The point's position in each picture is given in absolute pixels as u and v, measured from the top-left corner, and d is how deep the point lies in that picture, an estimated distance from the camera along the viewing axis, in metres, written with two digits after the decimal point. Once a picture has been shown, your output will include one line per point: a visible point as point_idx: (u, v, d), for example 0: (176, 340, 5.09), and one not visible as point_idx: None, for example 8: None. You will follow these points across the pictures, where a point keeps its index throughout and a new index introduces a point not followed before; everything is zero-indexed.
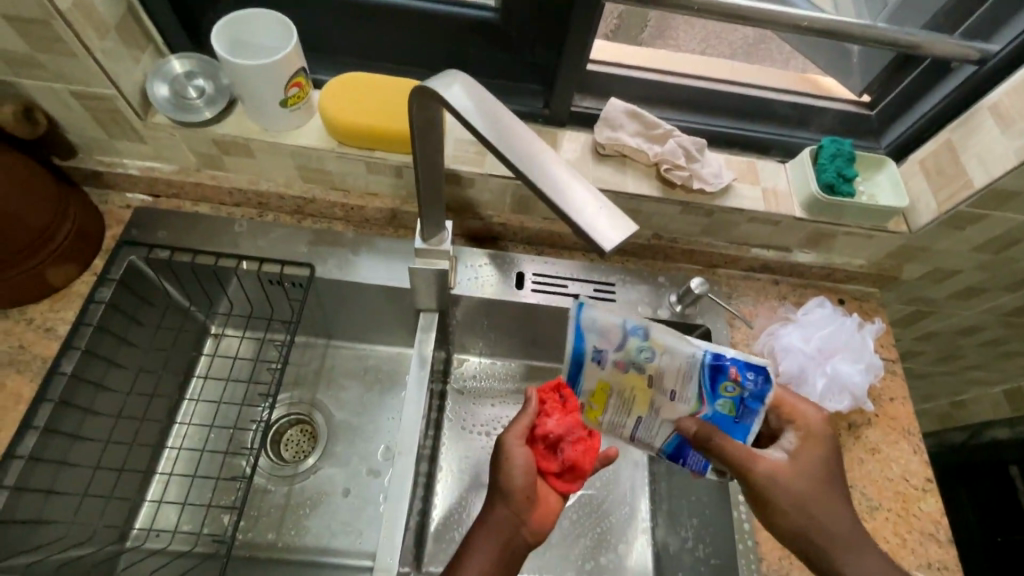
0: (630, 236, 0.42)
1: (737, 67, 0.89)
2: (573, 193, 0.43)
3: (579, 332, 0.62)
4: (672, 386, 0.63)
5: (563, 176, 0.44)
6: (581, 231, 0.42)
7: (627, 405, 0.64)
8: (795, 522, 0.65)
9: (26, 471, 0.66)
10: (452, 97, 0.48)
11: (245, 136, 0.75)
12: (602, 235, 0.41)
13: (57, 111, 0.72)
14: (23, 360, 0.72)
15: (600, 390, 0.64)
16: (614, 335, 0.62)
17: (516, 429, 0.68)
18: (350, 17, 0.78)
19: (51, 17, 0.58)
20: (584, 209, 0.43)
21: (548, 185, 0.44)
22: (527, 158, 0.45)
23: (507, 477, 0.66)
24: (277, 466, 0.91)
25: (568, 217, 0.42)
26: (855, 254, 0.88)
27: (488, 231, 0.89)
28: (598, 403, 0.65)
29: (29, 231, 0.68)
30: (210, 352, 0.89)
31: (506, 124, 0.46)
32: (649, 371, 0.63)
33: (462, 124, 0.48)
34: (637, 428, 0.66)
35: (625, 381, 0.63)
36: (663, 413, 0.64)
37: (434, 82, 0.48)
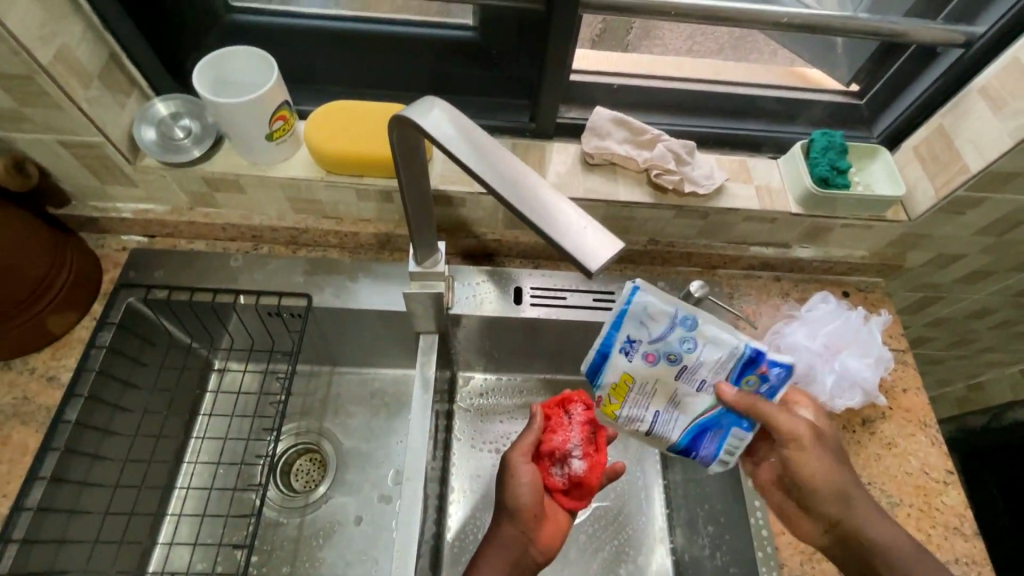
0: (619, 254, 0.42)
1: (721, 67, 0.89)
2: (559, 214, 0.43)
3: (623, 312, 0.64)
4: (701, 377, 0.65)
5: (548, 198, 0.43)
6: (570, 255, 0.41)
7: (650, 397, 0.67)
8: (837, 479, 0.67)
9: (36, 523, 0.66)
10: (429, 125, 0.47)
11: (233, 173, 0.75)
12: (591, 258, 0.40)
13: (48, 162, 0.73)
14: (28, 411, 0.72)
15: (623, 383, 0.67)
16: (658, 324, 0.64)
17: (521, 447, 0.68)
18: (331, 48, 0.78)
19: (34, 72, 0.59)
20: (568, 234, 0.42)
21: (532, 209, 0.43)
22: (509, 182, 0.44)
23: (513, 495, 0.66)
24: (287, 498, 0.90)
25: (554, 241, 0.41)
26: (855, 245, 0.87)
27: (483, 249, 0.89)
28: (618, 396, 0.67)
29: (27, 283, 0.69)
30: (214, 388, 0.88)
31: (486, 149, 0.46)
32: (682, 363, 0.65)
33: (441, 151, 0.47)
34: (655, 419, 0.68)
35: (651, 374, 0.66)
36: (687, 400, 0.67)
37: (411, 110, 0.48)
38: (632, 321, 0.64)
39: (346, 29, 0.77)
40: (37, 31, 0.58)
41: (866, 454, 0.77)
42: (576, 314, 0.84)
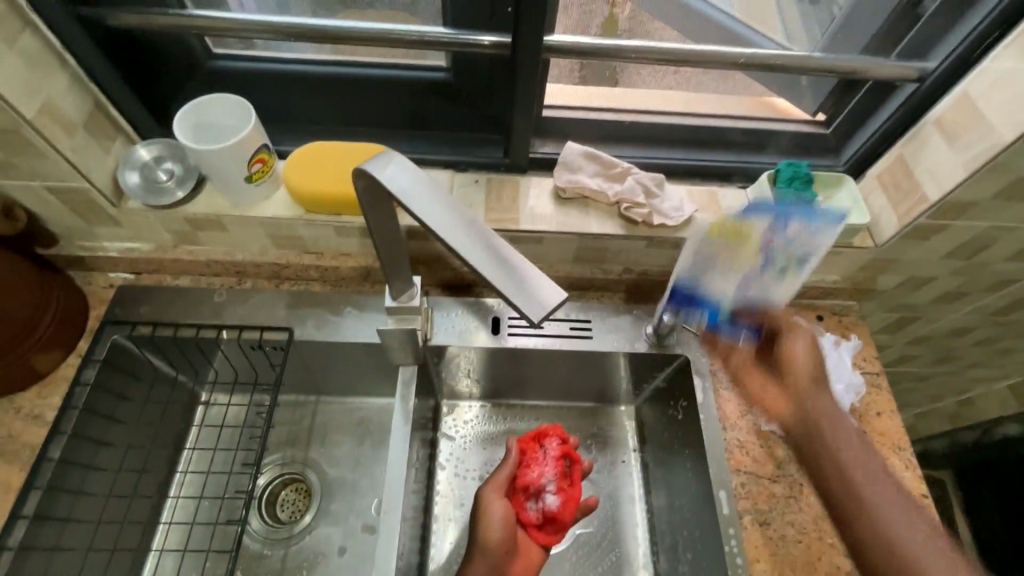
0: (563, 304, 0.45)
1: (691, 99, 0.91)
2: (509, 267, 0.46)
3: (770, 210, 0.71)
4: (766, 268, 0.75)
5: (503, 253, 0.46)
6: (519, 308, 0.44)
7: (737, 255, 0.74)
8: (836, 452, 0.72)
9: (18, 562, 0.67)
10: (388, 178, 0.49)
11: (215, 213, 0.77)
12: (537, 312, 0.44)
13: (35, 206, 0.75)
14: (13, 449, 0.73)
15: (742, 233, 0.73)
16: (801, 247, 0.72)
17: (496, 484, 0.72)
18: (311, 91, 0.82)
19: (19, 125, 0.61)
20: (519, 289, 0.45)
21: (487, 263, 0.46)
22: (467, 237, 0.47)
23: (486, 531, 0.69)
24: (271, 529, 0.91)
25: (505, 295, 0.45)
26: (827, 270, 0.89)
27: (462, 279, 0.91)
28: (731, 235, 0.73)
29: (12, 325, 0.71)
30: (200, 421, 0.90)
31: (443, 202, 0.48)
32: (778, 266, 0.75)
33: (401, 204, 0.49)
34: (699, 257, 0.75)
35: (754, 258, 0.74)
36: (721, 277, 0.77)
37: (372, 163, 0.50)
38: (791, 218, 0.71)
39: (323, 73, 0.80)
40: (22, 87, 0.60)
41: None
42: (553, 343, 0.86)
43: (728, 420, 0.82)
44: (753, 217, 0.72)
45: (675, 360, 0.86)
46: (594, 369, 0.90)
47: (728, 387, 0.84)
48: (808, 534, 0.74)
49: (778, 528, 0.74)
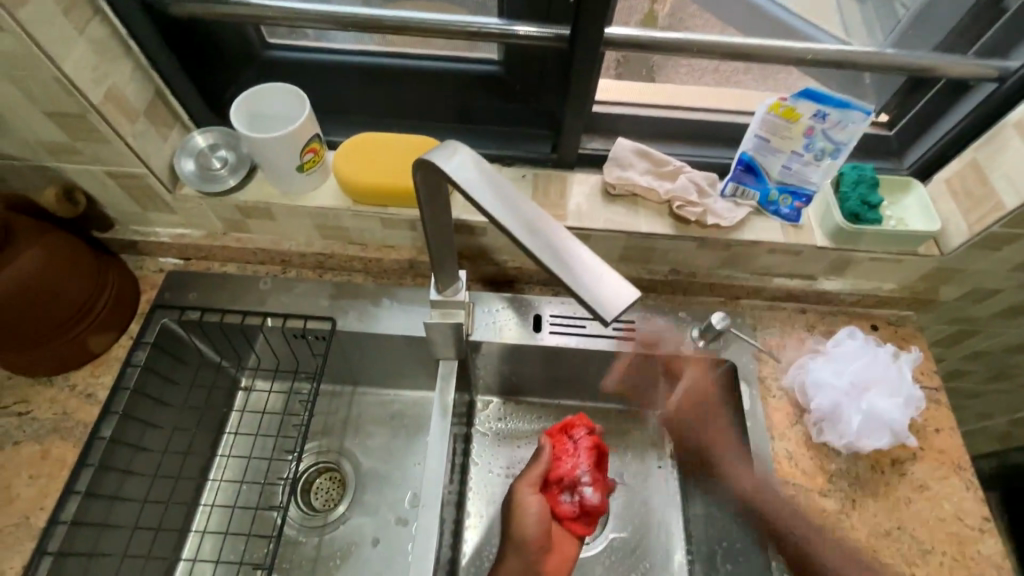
0: (634, 302, 0.41)
1: (746, 97, 0.88)
2: (572, 259, 0.43)
3: (822, 97, 0.69)
4: (805, 155, 0.75)
5: (568, 246, 0.44)
6: (587, 303, 0.41)
7: (785, 132, 0.74)
8: None
9: (70, 536, 0.68)
10: (451, 169, 0.48)
11: (265, 201, 0.78)
12: (608, 308, 0.41)
13: (94, 190, 0.77)
14: (66, 427, 0.75)
15: (791, 113, 0.72)
16: (838, 134, 0.72)
17: (526, 481, 0.73)
18: (364, 82, 0.82)
19: (86, 110, 0.63)
20: (587, 282, 0.42)
21: (552, 257, 0.43)
22: (530, 228, 0.45)
23: (520, 526, 0.70)
24: (307, 517, 0.92)
25: (573, 289, 0.42)
26: (885, 279, 0.85)
27: (504, 275, 0.90)
28: (783, 112, 0.72)
29: (70, 305, 0.73)
30: (241, 405, 0.91)
31: (505, 192, 0.47)
32: (818, 146, 0.74)
33: (462, 195, 0.48)
34: (761, 128, 0.75)
35: (796, 133, 0.74)
36: (773, 150, 0.77)
37: (434, 154, 0.49)
38: (829, 111, 0.70)
39: (378, 66, 0.80)
40: (89, 74, 0.61)
41: (895, 498, 0.74)
42: (595, 342, 0.85)
43: (776, 430, 0.79)
44: (805, 101, 0.70)
45: (721, 364, 0.84)
46: (635, 371, 0.88)
47: (776, 396, 0.81)
48: (860, 552, 0.71)
49: None
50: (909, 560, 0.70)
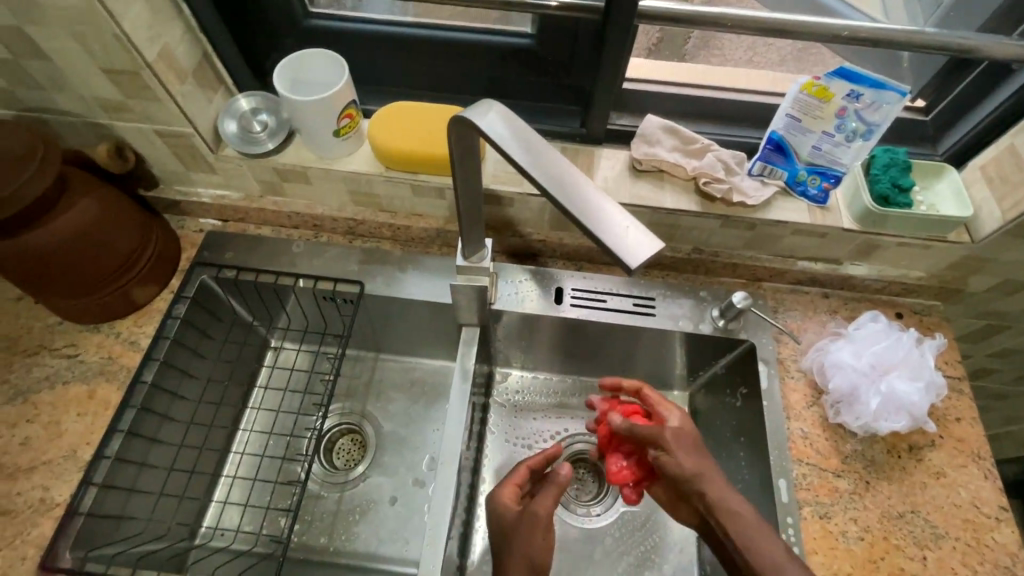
0: (658, 252, 0.43)
1: (778, 78, 0.88)
2: (600, 212, 0.44)
3: (856, 75, 0.69)
4: (835, 135, 0.75)
5: (594, 198, 0.45)
6: (611, 251, 0.43)
7: (817, 111, 0.74)
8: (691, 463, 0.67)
9: (113, 470, 0.73)
10: (488, 126, 0.50)
11: (302, 165, 0.81)
12: (631, 256, 0.42)
13: (143, 148, 0.81)
14: (111, 371, 0.79)
15: (824, 92, 0.72)
16: (872, 116, 0.71)
17: (548, 511, 0.67)
18: (399, 51, 0.84)
19: (140, 67, 0.66)
20: (611, 232, 0.43)
21: (581, 209, 0.45)
22: (558, 183, 0.46)
23: (542, 552, 0.65)
24: (328, 473, 0.95)
25: (597, 238, 0.43)
26: (912, 266, 0.84)
27: (527, 248, 0.91)
28: (815, 91, 0.72)
29: (119, 255, 0.77)
30: (270, 363, 0.95)
31: (539, 149, 0.48)
32: (849, 126, 0.74)
33: (498, 151, 0.49)
34: (792, 107, 0.75)
35: (828, 113, 0.74)
36: (803, 130, 0.77)
37: (471, 113, 0.51)
38: (863, 91, 0.69)
39: (413, 35, 0.82)
40: (145, 32, 0.65)
41: (910, 482, 0.74)
42: (614, 317, 0.86)
43: (792, 409, 0.79)
44: (839, 80, 0.70)
45: (739, 344, 0.84)
46: (653, 347, 0.89)
47: (794, 377, 0.81)
48: (871, 532, 0.71)
49: (839, 523, 0.72)
50: (922, 543, 0.70)
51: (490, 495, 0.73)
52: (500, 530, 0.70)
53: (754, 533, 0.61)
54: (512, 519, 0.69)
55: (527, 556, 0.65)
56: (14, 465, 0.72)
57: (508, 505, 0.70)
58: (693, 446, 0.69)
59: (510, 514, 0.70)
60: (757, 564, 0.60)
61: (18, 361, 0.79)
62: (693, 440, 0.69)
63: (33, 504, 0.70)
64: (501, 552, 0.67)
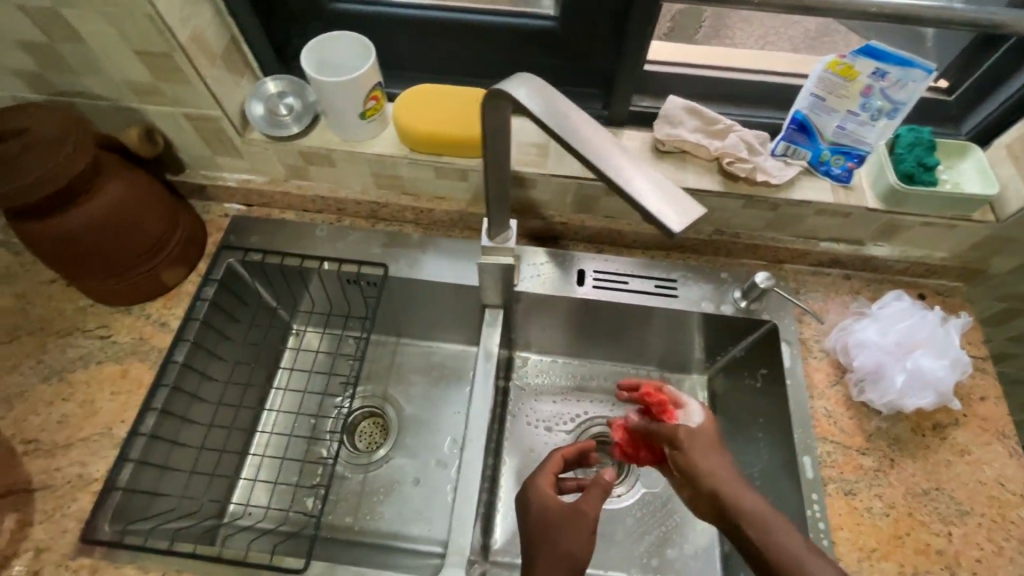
0: (699, 219, 0.43)
1: (801, 59, 0.87)
2: (642, 180, 0.45)
3: (884, 53, 0.69)
4: (858, 115, 0.75)
5: (635, 167, 0.46)
6: (649, 215, 0.43)
7: (840, 90, 0.74)
8: (708, 465, 0.63)
9: (147, 447, 0.74)
10: (525, 100, 0.50)
11: (327, 148, 0.82)
12: (674, 220, 0.42)
13: (171, 133, 0.82)
14: (143, 351, 0.81)
15: (849, 70, 0.72)
16: (897, 93, 0.71)
17: (595, 514, 0.66)
18: (422, 35, 0.84)
19: (173, 49, 0.67)
20: (650, 197, 0.44)
21: (624, 177, 0.45)
22: (599, 153, 0.47)
23: (574, 542, 0.65)
24: (352, 455, 0.97)
25: (637, 202, 0.44)
26: (935, 246, 0.84)
27: (549, 231, 0.91)
28: (841, 69, 0.72)
29: (150, 237, 0.79)
30: (293, 346, 0.97)
31: (576, 122, 0.49)
32: (872, 107, 0.74)
33: (535, 123, 0.50)
34: (816, 86, 0.75)
35: (853, 92, 0.74)
36: (826, 108, 0.76)
37: (507, 87, 0.51)
38: (889, 70, 0.70)
39: (434, 18, 0.82)
40: (179, 14, 0.65)
41: (935, 459, 0.74)
42: (636, 299, 0.86)
43: (815, 389, 0.79)
44: (864, 58, 0.70)
45: (762, 326, 0.85)
46: (675, 329, 0.89)
47: (817, 357, 0.82)
48: (896, 509, 0.72)
49: (864, 500, 0.72)
50: (946, 519, 0.71)
51: (531, 483, 0.72)
52: (534, 518, 0.69)
53: (769, 526, 0.58)
54: (548, 505, 0.69)
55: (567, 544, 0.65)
56: (51, 442, 0.74)
57: (544, 490, 0.71)
58: (709, 444, 0.66)
59: (552, 505, 0.69)
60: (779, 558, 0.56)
61: (51, 343, 0.80)
62: (706, 439, 0.66)
63: (71, 480, 0.71)
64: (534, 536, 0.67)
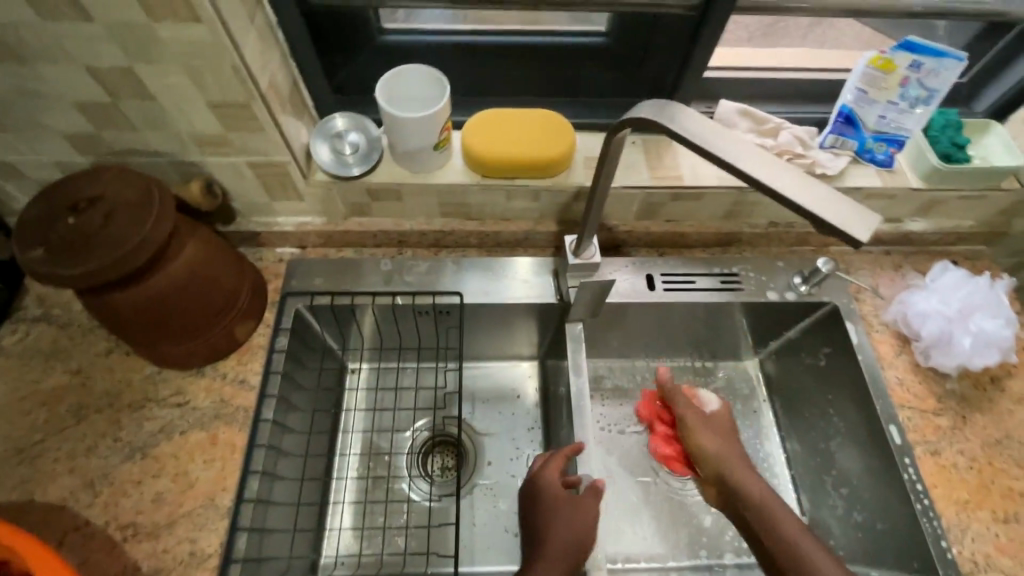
0: (877, 226, 0.45)
1: (826, 56, 0.94)
2: (812, 192, 0.46)
3: (921, 48, 0.75)
4: (898, 105, 0.81)
5: (801, 181, 0.47)
6: (836, 229, 0.45)
7: (880, 83, 0.80)
8: (710, 449, 0.79)
9: (256, 512, 0.71)
10: (675, 125, 0.51)
11: (397, 182, 0.81)
12: (857, 230, 0.44)
13: (229, 183, 0.78)
14: (228, 413, 0.77)
15: (889, 65, 0.77)
16: (932, 82, 0.77)
17: (594, 504, 0.73)
18: (475, 60, 0.84)
19: (252, 98, 0.64)
20: (827, 210, 0.45)
21: (797, 190, 0.46)
22: (763, 168, 0.48)
23: (579, 530, 0.71)
24: (434, 487, 0.90)
25: (822, 218, 0.45)
26: (964, 216, 0.92)
27: (613, 240, 0.93)
28: (882, 64, 0.78)
29: (225, 293, 0.75)
30: (351, 386, 0.94)
31: (730, 140, 0.50)
32: (910, 96, 0.80)
33: (687, 147, 0.51)
34: (859, 80, 0.81)
35: (892, 84, 0.79)
36: (868, 100, 0.82)
37: (653, 115, 0.52)
38: (925, 61, 0.76)
39: (488, 42, 0.82)
40: (257, 62, 0.63)
41: (998, 410, 0.82)
42: (706, 296, 0.89)
43: (884, 360, 0.86)
44: (903, 53, 0.76)
45: (821, 308, 0.90)
46: (743, 321, 0.93)
47: (879, 330, 0.88)
48: (978, 460, 0.78)
49: (949, 456, 0.79)
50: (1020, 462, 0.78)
51: (540, 479, 0.76)
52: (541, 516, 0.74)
53: (771, 508, 0.71)
54: (554, 493, 0.74)
55: (574, 536, 0.72)
56: (151, 523, 0.70)
57: (550, 481, 0.75)
58: (728, 436, 0.81)
59: (559, 501, 0.74)
60: (775, 533, 0.69)
61: (126, 418, 0.76)
62: (715, 424, 0.83)
63: (183, 559, 0.68)
64: (543, 522, 0.73)
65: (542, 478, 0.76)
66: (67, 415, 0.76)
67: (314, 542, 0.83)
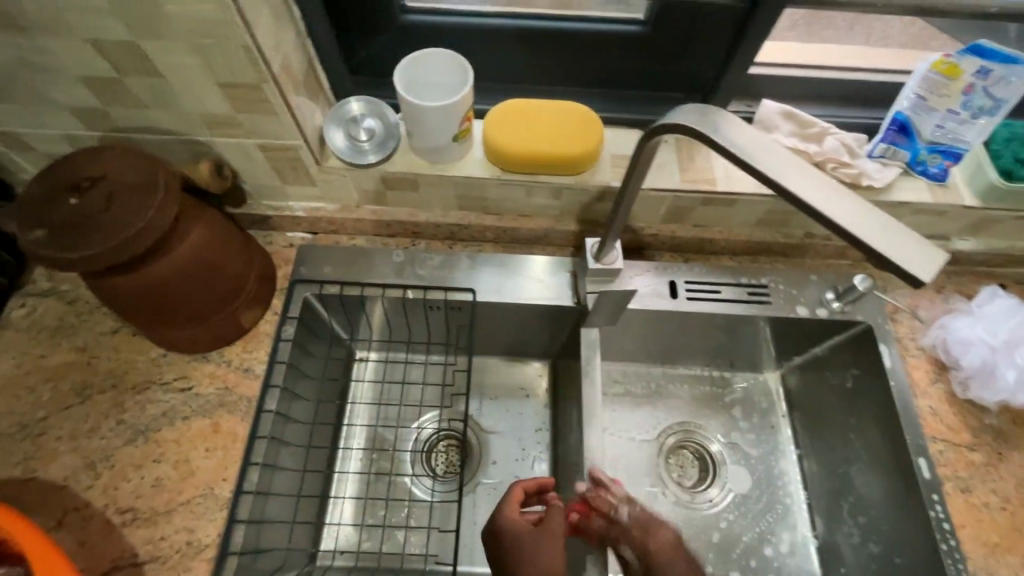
0: (940, 264, 0.40)
1: (881, 56, 0.87)
2: (870, 222, 0.42)
3: (988, 53, 0.68)
4: (958, 115, 0.74)
5: (857, 207, 0.42)
6: (894, 266, 0.40)
7: (941, 90, 0.73)
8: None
9: (254, 505, 0.70)
10: (717, 135, 0.46)
11: (413, 172, 0.77)
12: (918, 268, 0.39)
13: (240, 165, 0.75)
14: (231, 402, 0.76)
15: (952, 70, 0.71)
16: (999, 91, 0.70)
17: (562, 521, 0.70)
18: (501, 45, 0.79)
19: (264, 80, 0.61)
20: (887, 243, 0.40)
21: (853, 219, 0.42)
22: (814, 190, 0.43)
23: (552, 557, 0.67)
24: (436, 484, 0.88)
25: (880, 253, 0.40)
26: (1019, 238, 0.85)
27: (636, 243, 0.89)
28: (943, 68, 0.71)
29: (230, 280, 0.72)
30: (358, 376, 0.92)
31: (778, 155, 0.45)
32: (972, 106, 0.72)
33: (730, 161, 0.46)
34: (919, 86, 0.75)
35: (954, 91, 0.72)
36: (926, 107, 0.75)
37: (693, 122, 0.47)
38: (993, 68, 0.68)
39: (516, 26, 0.77)
40: (270, 42, 0.60)
41: None
42: (731, 307, 0.85)
43: (918, 387, 0.81)
44: (970, 57, 0.69)
45: (854, 327, 0.84)
46: (767, 335, 0.89)
47: (915, 355, 0.83)
48: (1011, 502, 0.74)
49: (981, 495, 0.74)
50: None
51: (500, 520, 0.70)
52: (511, 557, 0.68)
53: None
54: (518, 529, 0.69)
55: (552, 572, 0.66)
56: (150, 509, 0.69)
57: (510, 520, 0.70)
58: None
59: (524, 535, 0.69)
60: None
61: (129, 400, 0.75)
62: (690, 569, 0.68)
63: (180, 548, 0.67)
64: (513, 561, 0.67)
65: (501, 520, 0.70)
66: (71, 394, 0.75)
67: (312, 533, 0.82)
